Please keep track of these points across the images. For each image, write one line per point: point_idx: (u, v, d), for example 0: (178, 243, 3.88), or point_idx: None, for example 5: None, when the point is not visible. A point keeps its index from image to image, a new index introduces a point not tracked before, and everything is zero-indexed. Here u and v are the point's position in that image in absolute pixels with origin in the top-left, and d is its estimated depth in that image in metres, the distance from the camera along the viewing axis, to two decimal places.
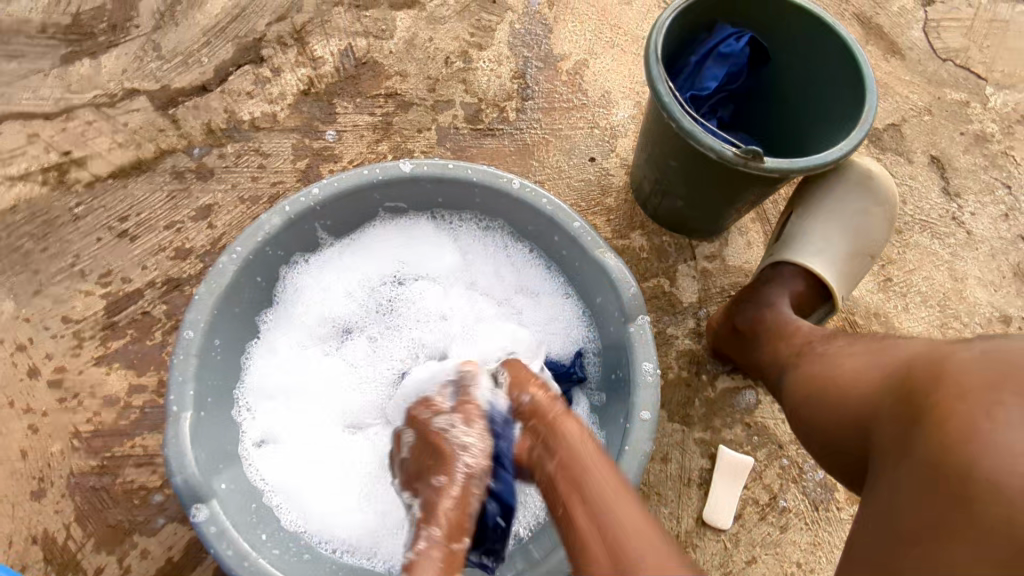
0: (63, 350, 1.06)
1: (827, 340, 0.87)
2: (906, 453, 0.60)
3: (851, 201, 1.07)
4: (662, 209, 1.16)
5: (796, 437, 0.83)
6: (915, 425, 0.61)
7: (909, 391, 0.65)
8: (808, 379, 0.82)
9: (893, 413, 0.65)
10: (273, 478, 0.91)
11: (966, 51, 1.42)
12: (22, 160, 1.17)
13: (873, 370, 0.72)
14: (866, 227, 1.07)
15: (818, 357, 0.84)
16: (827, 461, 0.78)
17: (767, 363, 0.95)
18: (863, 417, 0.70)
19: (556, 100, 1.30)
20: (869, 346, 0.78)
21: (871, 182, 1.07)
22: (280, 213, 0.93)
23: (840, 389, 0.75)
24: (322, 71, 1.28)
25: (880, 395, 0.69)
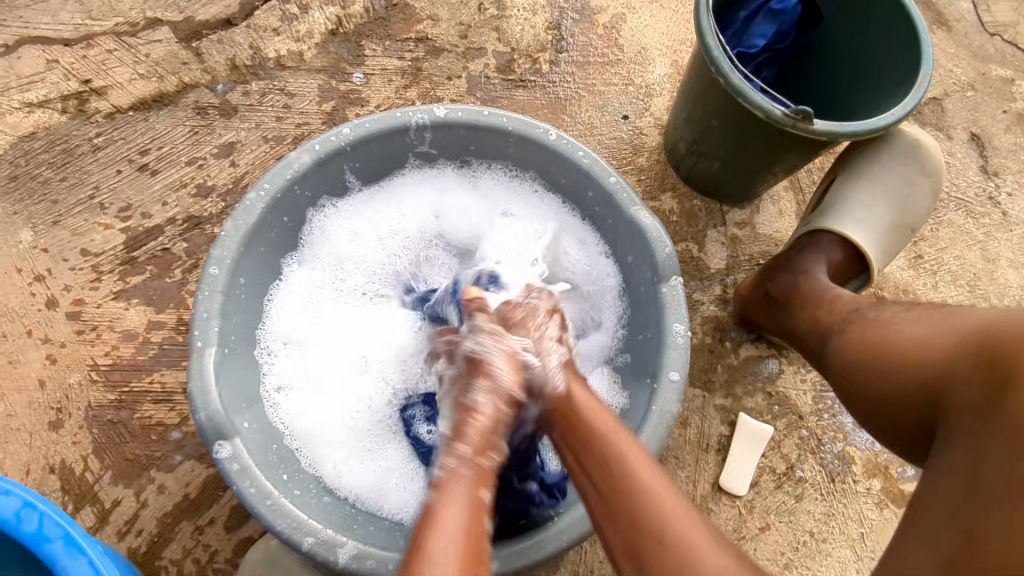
0: (81, 282, 1.04)
1: (875, 305, 0.85)
2: (986, 417, 0.58)
3: (895, 170, 1.05)
4: (695, 171, 1.13)
5: (849, 406, 0.82)
6: (998, 390, 0.59)
7: (987, 356, 0.62)
8: (864, 342, 0.80)
9: (967, 378, 0.64)
10: (294, 422, 0.90)
11: (1016, 26, 1.37)
12: (41, 86, 1.13)
13: (941, 336, 0.70)
14: (907, 199, 1.05)
15: (870, 323, 0.82)
16: (882, 425, 0.78)
17: (803, 329, 0.94)
18: (934, 382, 0.68)
19: (591, 54, 1.26)
20: (932, 311, 0.75)
21: (918, 152, 1.05)
22: (310, 151, 0.91)
23: (904, 355, 0.74)
24: (351, 11, 1.23)
25: (952, 360, 0.67)
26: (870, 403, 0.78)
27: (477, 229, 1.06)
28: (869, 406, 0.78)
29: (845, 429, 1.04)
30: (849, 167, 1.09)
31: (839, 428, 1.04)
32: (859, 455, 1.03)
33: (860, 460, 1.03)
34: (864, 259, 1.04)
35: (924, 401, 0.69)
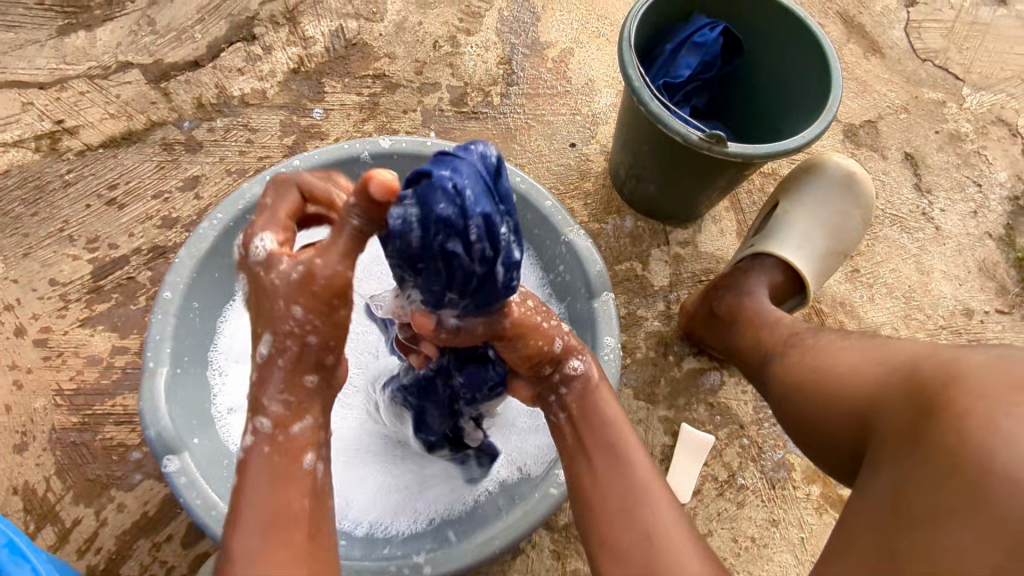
0: (49, 311, 1.09)
1: (817, 332, 0.88)
2: (910, 444, 0.59)
3: (831, 199, 1.11)
4: (637, 195, 1.20)
5: (787, 430, 0.83)
6: (919, 419, 0.60)
7: (915, 385, 0.64)
8: (804, 368, 0.82)
9: (896, 405, 0.65)
10: (243, 440, 0.94)
11: (945, 52, 1.45)
12: (15, 127, 1.20)
13: (877, 366, 0.72)
14: (843, 226, 1.10)
15: (809, 349, 0.84)
16: (813, 450, 0.79)
17: (745, 349, 0.97)
18: (863, 410, 0.70)
19: (540, 85, 1.33)
20: (867, 343, 0.77)
21: (854, 185, 1.11)
22: (261, 182, 0.97)
23: (835, 382, 0.75)
24: (312, 50, 1.31)
25: (883, 389, 0.68)
26: (805, 428, 0.79)
27: None
28: (802, 429, 0.79)
29: (785, 437, 1.08)
30: (792, 194, 1.13)
31: (779, 437, 1.08)
32: (798, 461, 1.07)
33: (800, 466, 1.07)
34: (799, 279, 1.08)
35: (856, 428, 0.70)
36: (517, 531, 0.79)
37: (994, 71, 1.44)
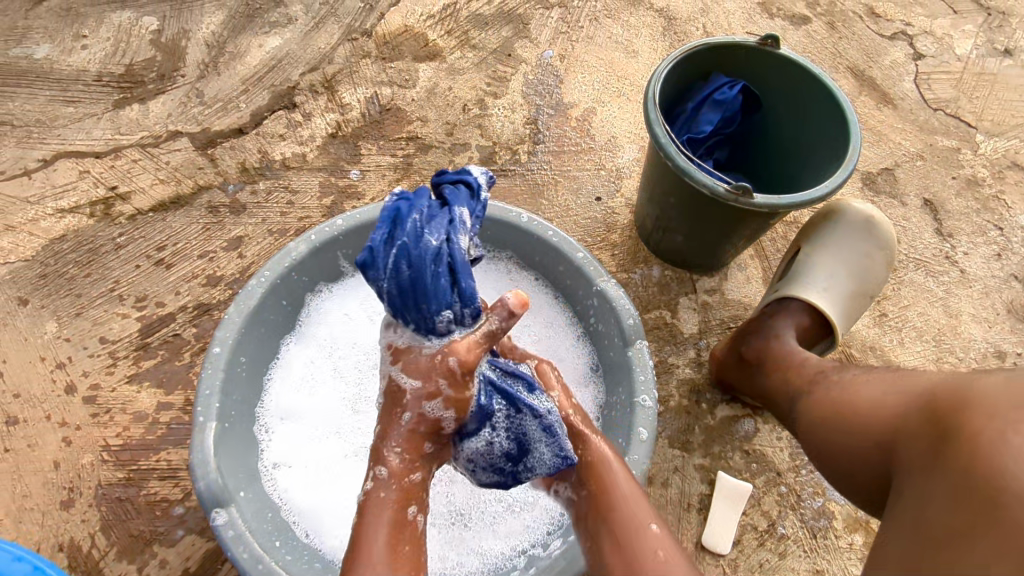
0: (99, 368, 1.13)
1: (839, 368, 0.89)
2: (934, 466, 0.61)
3: (853, 243, 1.13)
4: (663, 245, 1.23)
5: (820, 471, 0.83)
6: (940, 445, 0.61)
7: (932, 411, 0.66)
8: (827, 403, 0.83)
9: (916, 430, 0.66)
10: (290, 495, 0.95)
11: (956, 101, 1.51)
12: (73, 194, 1.27)
13: (892, 396, 0.74)
14: (867, 269, 1.12)
15: (833, 384, 0.85)
16: (845, 486, 0.79)
17: (774, 390, 0.98)
18: (886, 442, 0.71)
19: (565, 143, 1.39)
20: (888, 376, 0.79)
21: (874, 227, 1.14)
22: (306, 241, 1.02)
23: (858, 415, 0.77)
24: (349, 116, 1.39)
25: (902, 419, 0.70)
26: (834, 465, 0.79)
27: None
28: (828, 464, 0.80)
29: (824, 484, 1.08)
30: (814, 239, 1.16)
31: (818, 484, 1.08)
32: (838, 510, 1.06)
33: (841, 514, 1.05)
34: (828, 323, 1.09)
35: (879, 459, 0.71)
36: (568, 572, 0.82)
37: (1005, 119, 1.49)
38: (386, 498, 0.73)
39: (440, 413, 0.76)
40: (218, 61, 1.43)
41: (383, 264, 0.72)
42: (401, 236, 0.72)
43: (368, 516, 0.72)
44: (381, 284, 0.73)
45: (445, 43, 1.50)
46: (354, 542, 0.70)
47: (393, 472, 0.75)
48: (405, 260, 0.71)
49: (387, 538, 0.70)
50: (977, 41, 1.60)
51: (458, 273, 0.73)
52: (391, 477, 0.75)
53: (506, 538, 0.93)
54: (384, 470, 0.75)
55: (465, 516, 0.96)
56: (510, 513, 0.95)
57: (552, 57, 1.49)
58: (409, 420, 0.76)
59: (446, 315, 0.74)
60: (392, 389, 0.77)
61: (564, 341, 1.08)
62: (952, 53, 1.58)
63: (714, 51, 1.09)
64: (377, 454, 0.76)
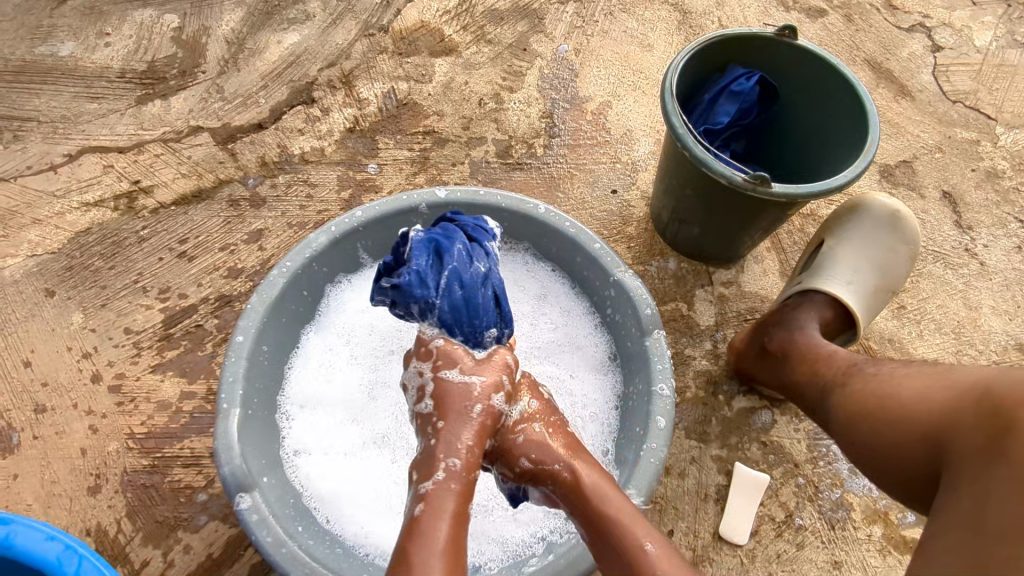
0: (123, 357, 1.15)
1: (873, 361, 0.89)
2: (993, 462, 0.61)
3: (877, 237, 1.13)
4: (680, 237, 1.23)
5: (853, 461, 0.84)
6: (998, 441, 0.62)
7: (987, 406, 0.66)
8: (862, 394, 0.83)
9: (969, 425, 0.67)
10: (311, 481, 0.97)
11: (975, 93, 1.50)
12: (97, 189, 1.30)
13: (938, 389, 0.74)
14: (890, 263, 1.12)
15: (868, 375, 0.85)
16: (880, 475, 0.80)
17: (800, 382, 0.99)
18: (933, 434, 0.71)
19: (581, 137, 1.40)
20: (928, 368, 0.79)
21: (899, 222, 1.13)
22: (326, 232, 1.03)
23: (899, 407, 0.77)
24: (367, 111, 1.40)
25: (951, 412, 0.70)
26: (871, 455, 0.80)
27: None
28: (865, 456, 0.81)
29: (842, 475, 1.08)
30: (838, 233, 1.15)
31: (836, 475, 1.07)
32: (856, 502, 1.06)
33: (859, 506, 1.05)
34: (849, 316, 1.09)
35: (926, 453, 0.72)
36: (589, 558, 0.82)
37: None
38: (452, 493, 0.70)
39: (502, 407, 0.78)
40: (238, 57, 1.45)
41: (437, 284, 0.84)
42: (452, 261, 0.85)
43: (430, 511, 0.68)
44: (434, 303, 0.83)
45: (461, 38, 1.51)
46: (410, 531, 0.67)
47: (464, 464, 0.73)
48: (457, 280, 0.84)
49: (448, 534, 0.67)
50: (996, 32, 1.59)
51: (501, 300, 0.88)
52: (461, 471, 0.72)
53: (527, 525, 0.94)
54: (456, 462, 0.72)
55: (487, 506, 0.97)
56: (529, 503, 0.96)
57: (567, 51, 1.50)
58: (476, 412, 0.76)
59: (492, 331, 0.87)
60: (451, 383, 0.78)
61: (582, 330, 1.08)
62: (972, 45, 1.57)
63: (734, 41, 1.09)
64: (437, 449, 0.74)
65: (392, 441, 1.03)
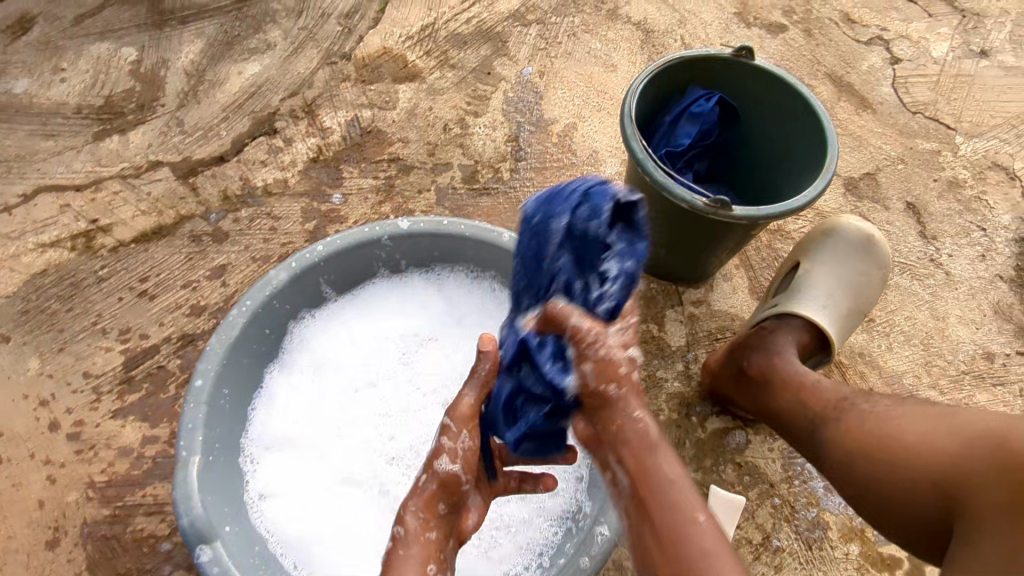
0: (82, 403, 1.12)
1: (865, 396, 0.88)
2: (1021, 518, 0.62)
3: (851, 261, 1.13)
4: (647, 258, 1.23)
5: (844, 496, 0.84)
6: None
7: (1007, 460, 0.67)
8: (861, 433, 0.82)
9: (986, 477, 0.68)
10: (277, 526, 0.94)
11: (934, 104, 1.52)
12: (53, 229, 1.27)
13: (943, 433, 0.74)
14: (863, 287, 1.12)
15: (865, 413, 0.84)
16: (877, 512, 0.80)
17: (783, 413, 0.96)
18: (944, 482, 0.72)
19: (547, 159, 1.39)
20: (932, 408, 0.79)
21: (872, 246, 1.14)
22: (287, 268, 1.01)
23: (906, 448, 0.76)
24: (330, 140, 1.39)
25: (963, 458, 0.71)
26: (871, 497, 0.79)
27: (425, 338, 1.11)
28: (863, 495, 0.80)
29: (817, 494, 1.07)
30: (810, 254, 1.16)
31: (811, 494, 1.07)
32: (833, 520, 1.05)
33: (835, 524, 1.05)
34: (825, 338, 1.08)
35: (935, 501, 0.72)
36: None
37: (983, 119, 1.51)
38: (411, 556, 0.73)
39: (449, 466, 0.77)
40: (197, 89, 1.43)
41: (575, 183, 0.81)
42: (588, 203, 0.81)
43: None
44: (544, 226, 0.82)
45: (425, 63, 1.50)
46: None
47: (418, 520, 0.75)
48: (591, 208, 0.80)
49: None
50: (953, 42, 1.62)
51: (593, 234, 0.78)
52: (408, 536, 0.74)
53: (499, 564, 0.92)
54: (401, 529, 0.74)
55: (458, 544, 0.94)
56: (501, 537, 0.94)
57: (531, 74, 1.50)
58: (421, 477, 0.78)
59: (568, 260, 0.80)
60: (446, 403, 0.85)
61: None
62: (929, 56, 1.59)
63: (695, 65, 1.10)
64: (397, 516, 0.76)
65: (362, 478, 0.99)
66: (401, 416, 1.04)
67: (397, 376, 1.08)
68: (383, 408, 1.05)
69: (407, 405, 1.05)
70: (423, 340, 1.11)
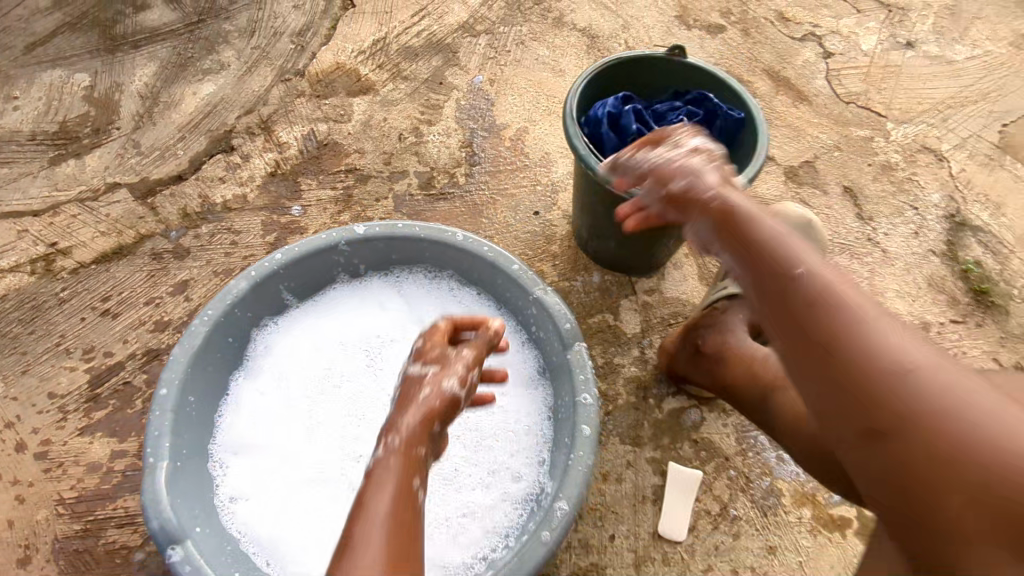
0: (48, 423, 1.12)
1: None
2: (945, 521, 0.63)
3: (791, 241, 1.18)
4: (600, 251, 1.28)
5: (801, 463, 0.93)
6: None
7: None
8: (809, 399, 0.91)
9: None
10: (248, 526, 0.96)
11: (866, 93, 1.61)
12: (12, 254, 1.27)
13: None
14: None
15: None
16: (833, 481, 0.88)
17: (738, 386, 1.01)
18: None
19: (501, 163, 1.44)
20: None
21: (809, 227, 1.19)
22: (246, 277, 1.03)
23: None
24: (287, 154, 1.42)
25: None
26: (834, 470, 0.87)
27: (387, 338, 1.14)
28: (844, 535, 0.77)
29: (770, 464, 1.13)
30: None
31: (764, 464, 1.13)
32: (785, 488, 1.11)
33: (788, 491, 1.10)
34: None
35: None
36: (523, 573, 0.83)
37: (911, 106, 1.60)
38: (393, 468, 0.68)
39: (457, 387, 0.78)
40: (152, 111, 1.45)
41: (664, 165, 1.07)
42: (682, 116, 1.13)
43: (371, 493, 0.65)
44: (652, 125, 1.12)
45: (377, 76, 1.54)
46: (356, 510, 0.64)
47: (405, 436, 0.72)
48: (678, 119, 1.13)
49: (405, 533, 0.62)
50: (880, 36, 1.72)
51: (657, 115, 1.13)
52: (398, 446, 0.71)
53: (467, 548, 0.95)
54: (394, 440, 0.71)
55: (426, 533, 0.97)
56: (468, 523, 0.97)
57: (482, 82, 1.55)
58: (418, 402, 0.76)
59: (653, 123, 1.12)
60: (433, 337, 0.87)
61: (509, 349, 1.12)
62: (859, 49, 1.68)
63: (649, 64, 1.17)
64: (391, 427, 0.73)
65: (331, 474, 1.01)
66: (375, 422, 1.06)
67: (361, 376, 1.10)
68: (349, 407, 1.07)
69: (371, 403, 1.08)
70: (385, 340, 1.14)
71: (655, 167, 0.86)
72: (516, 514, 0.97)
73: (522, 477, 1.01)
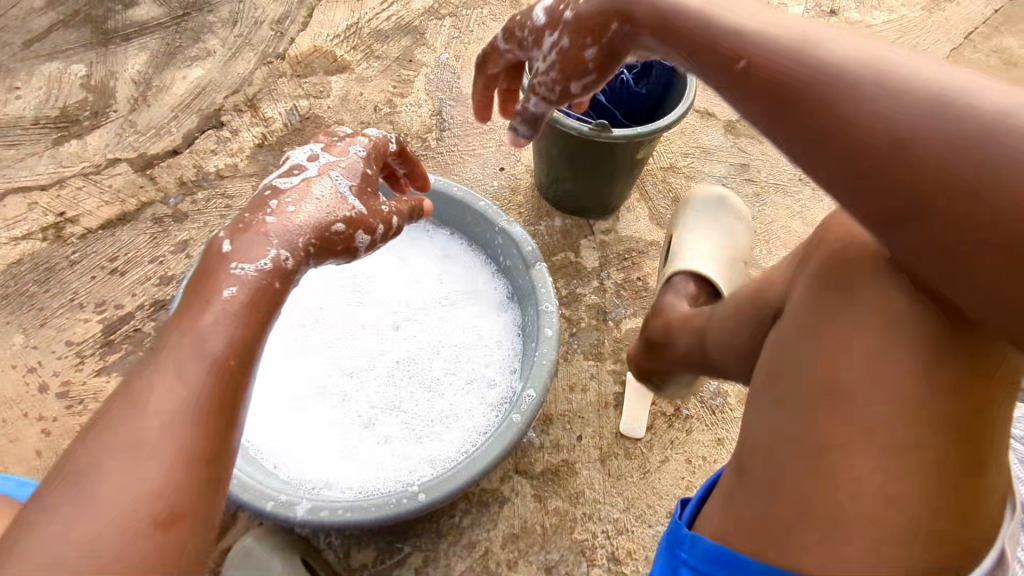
0: (67, 366, 1.24)
1: None
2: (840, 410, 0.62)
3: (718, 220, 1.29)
4: (559, 196, 1.43)
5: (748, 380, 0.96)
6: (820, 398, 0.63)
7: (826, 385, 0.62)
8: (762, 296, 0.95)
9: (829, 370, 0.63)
10: (255, 435, 1.08)
11: None
12: (24, 224, 1.39)
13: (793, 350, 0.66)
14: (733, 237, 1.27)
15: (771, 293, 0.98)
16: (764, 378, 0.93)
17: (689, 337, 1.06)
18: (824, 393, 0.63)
19: (469, 127, 1.58)
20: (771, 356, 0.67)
21: (724, 203, 1.32)
22: None
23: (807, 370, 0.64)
24: (273, 127, 1.55)
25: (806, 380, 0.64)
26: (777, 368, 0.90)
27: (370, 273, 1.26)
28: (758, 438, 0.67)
29: None
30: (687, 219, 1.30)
31: None
32: (731, 389, 1.25)
33: (734, 392, 1.25)
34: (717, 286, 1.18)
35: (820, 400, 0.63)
36: (498, 447, 0.96)
37: None
38: (244, 300, 0.69)
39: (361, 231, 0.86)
40: (146, 95, 1.58)
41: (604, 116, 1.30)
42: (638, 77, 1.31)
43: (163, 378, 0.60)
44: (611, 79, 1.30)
45: (352, 57, 1.69)
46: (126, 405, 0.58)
47: (276, 268, 0.75)
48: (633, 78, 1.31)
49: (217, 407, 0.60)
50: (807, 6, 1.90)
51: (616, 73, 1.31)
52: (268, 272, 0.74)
53: (452, 442, 1.08)
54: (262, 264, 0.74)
55: (416, 433, 1.09)
56: (451, 423, 1.10)
57: (449, 58, 1.70)
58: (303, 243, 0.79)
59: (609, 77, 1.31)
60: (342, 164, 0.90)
61: (482, 278, 1.25)
62: None
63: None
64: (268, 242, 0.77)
65: (327, 389, 1.13)
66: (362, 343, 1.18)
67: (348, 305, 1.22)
68: (338, 332, 1.19)
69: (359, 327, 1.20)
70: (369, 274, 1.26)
71: (553, 69, 0.82)
72: (493, 412, 1.11)
73: (497, 383, 1.14)
